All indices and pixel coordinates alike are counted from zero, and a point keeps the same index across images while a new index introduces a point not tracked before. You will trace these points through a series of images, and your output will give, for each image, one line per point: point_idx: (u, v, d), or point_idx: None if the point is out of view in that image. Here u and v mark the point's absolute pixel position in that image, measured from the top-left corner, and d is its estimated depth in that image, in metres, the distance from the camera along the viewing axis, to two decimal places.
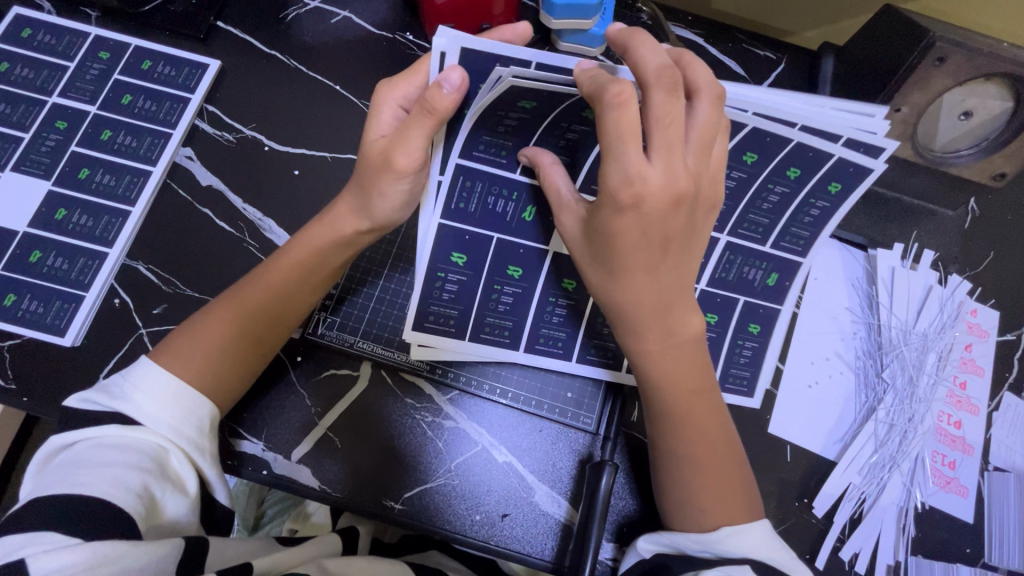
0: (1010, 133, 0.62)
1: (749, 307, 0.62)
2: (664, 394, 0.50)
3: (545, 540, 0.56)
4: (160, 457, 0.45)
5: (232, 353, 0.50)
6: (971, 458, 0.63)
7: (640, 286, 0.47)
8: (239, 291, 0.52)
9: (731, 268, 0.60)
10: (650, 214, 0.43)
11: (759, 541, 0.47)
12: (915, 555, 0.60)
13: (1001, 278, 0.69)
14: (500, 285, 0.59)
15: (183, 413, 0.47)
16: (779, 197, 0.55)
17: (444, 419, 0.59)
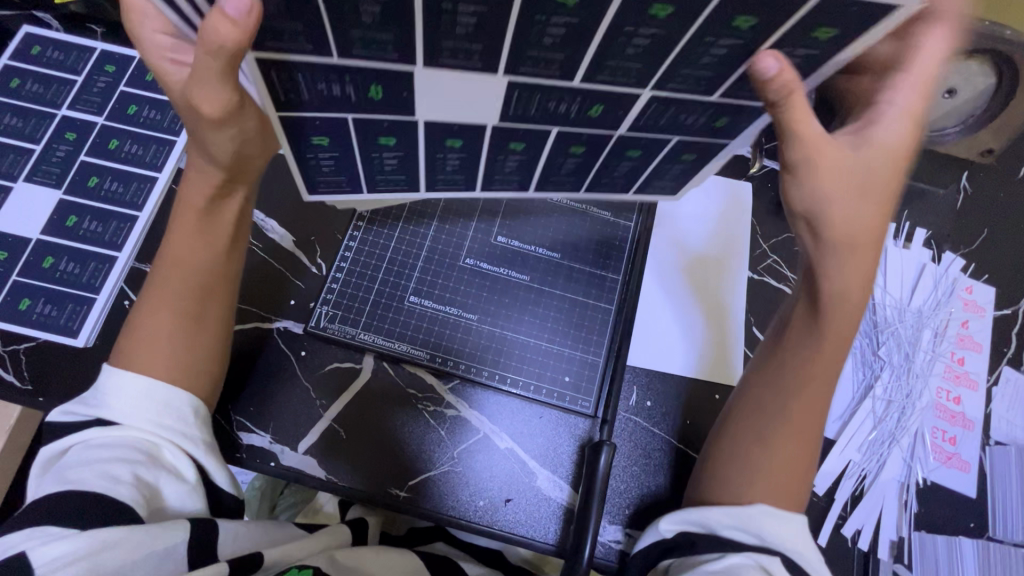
0: (994, 108, 0.61)
1: (681, 143, 0.52)
2: (827, 356, 0.51)
3: (549, 524, 0.57)
4: (151, 451, 0.46)
5: (179, 343, 0.50)
6: (972, 433, 0.63)
7: (847, 223, 0.47)
8: (157, 283, 0.52)
9: (659, 116, 0.48)
10: (848, 185, 0.46)
11: (793, 531, 0.46)
12: (918, 531, 0.59)
13: (993, 256, 0.69)
14: (382, 152, 0.52)
15: (160, 406, 0.47)
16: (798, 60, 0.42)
17: (447, 407, 0.60)
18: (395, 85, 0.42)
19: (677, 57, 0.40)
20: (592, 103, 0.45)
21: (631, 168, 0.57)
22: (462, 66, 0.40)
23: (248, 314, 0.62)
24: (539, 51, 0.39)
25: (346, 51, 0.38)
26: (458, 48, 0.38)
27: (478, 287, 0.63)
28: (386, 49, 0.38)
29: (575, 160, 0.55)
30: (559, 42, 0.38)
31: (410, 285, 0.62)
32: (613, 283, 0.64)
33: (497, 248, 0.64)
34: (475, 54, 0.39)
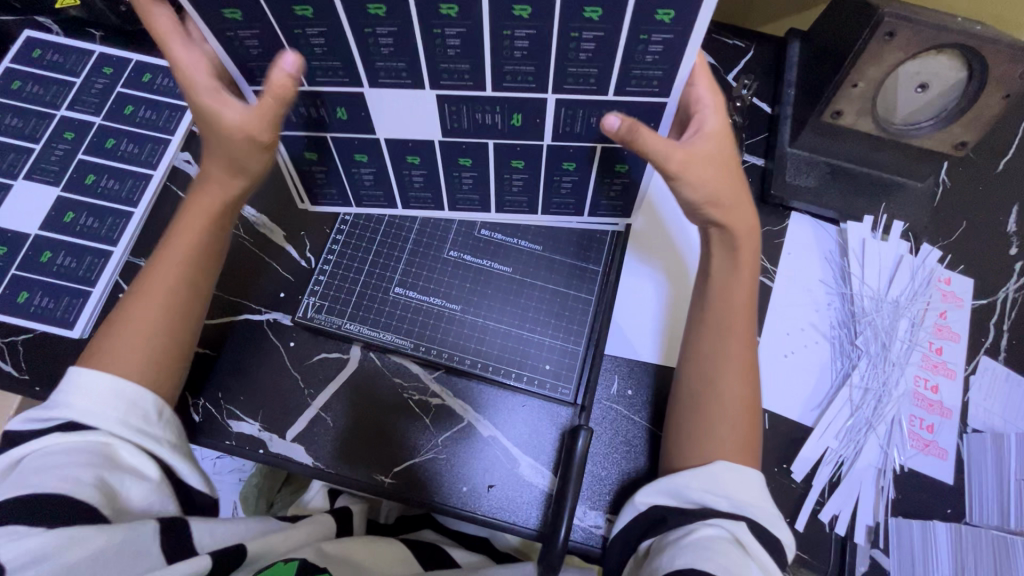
0: (965, 102, 0.62)
1: (607, 152, 0.55)
2: (736, 316, 0.56)
3: (531, 509, 0.58)
4: (111, 452, 0.46)
5: (145, 352, 0.51)
6: (950, 422, 0.64)
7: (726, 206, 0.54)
8: (144, 285, 0.53)
9: (573, 122, 0.51)
10: (711, 167, 0.51)
11: (751, 489, 0.50)
12: (894, 517, 0.60)
13: (971, 247, 0.71)
14: (354, 168, 0.59)
15: (126, 405, 0.48)
16: (661, 49, 0.44)
17: (432, 396, 0.62)
18: (353, 106, 0.51)
19: (556, 54, 0.44)
20: (511, 112, 0.51)
21: (573, 183, 0.60)
22: (397, 83, 0.48)
23: (241, 307, 0.64)
24: (448, 63, 0.46)
25: (312, 77, 0.48)
26: (390, 67, 0.47)
27: (462, 279, 0.64)
28: (336, 73, 0.47)
29: (520, 177, 0.59)
30: (526, 54, 0.44)
31: (395, 277, 0.64)
32: (594, 274, 0.65)
33: (481, 240, 0.66)
34: (402, 72, 0.47)
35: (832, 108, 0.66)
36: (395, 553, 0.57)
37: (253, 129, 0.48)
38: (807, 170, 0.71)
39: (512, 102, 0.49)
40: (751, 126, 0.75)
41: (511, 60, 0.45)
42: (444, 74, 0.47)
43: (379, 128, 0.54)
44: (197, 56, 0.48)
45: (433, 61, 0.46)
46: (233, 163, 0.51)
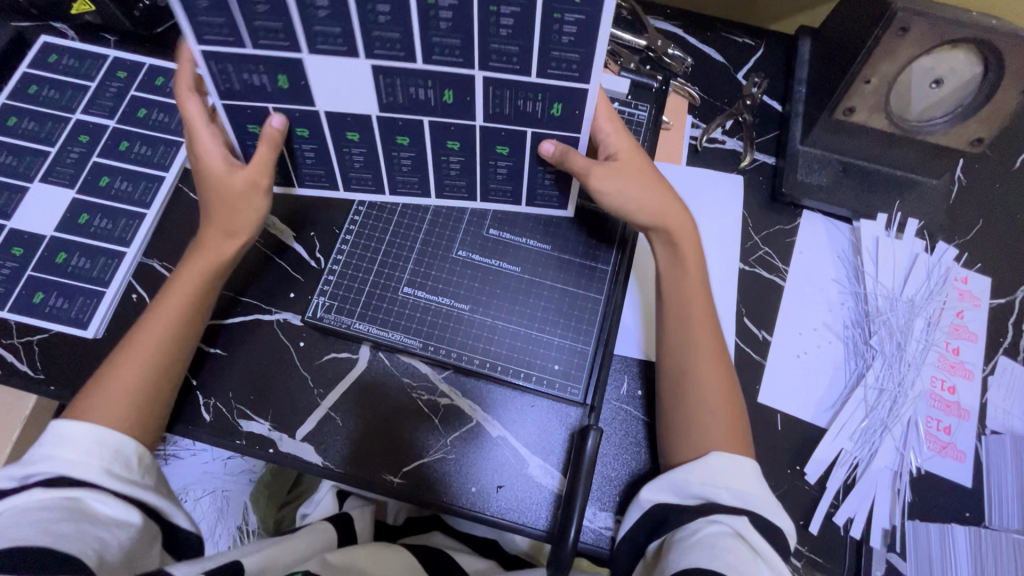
0: (982, 98, 0.61)
1: (537, 138, 0.55)
2: (687, 315, 0.57)
3: (540, 511, 0.58)
4: (90, 502, 0.45)
5: (134, 400, 0.52)
6: (968, 423, 0.62)
7: (651, 202, 0.57)
8: (136, 334, 0.54)
9: (502, 102, 0.52)
10: (626, 174, 0.56)
11: (747, 479, 0.49)
12: (911, 520, 0.59)
13: (988, 245, 0.69)
14: (295, 145, 0.58)
15: (110, 453, 0.48)
16: (575, 30, 0.45)
17: (441, 396, 0.61)
18: (296, 75, 0.50)
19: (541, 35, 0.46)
20: (441, 86, 0.51)
21: (509, 168, 0.59)
22: (389, 56, 0.48)
23: (253, 307, 0.64)
24: (440, 37, 0.46)
25: (255, 40, 0.47)
26: (383, 36, 0.46)
27: (470, 278, 0.64)
28: (277, 36, 0.46)
29: (456, 160, 0.59)
30: (512, 33, 0.46)
31: (404, 277, 0.64)
32: (603, 273, 0.65)
33: (489, 240, 0.66)
34: (338, 38, 0.47)
35: (844, 104, 0.65)
36: (404, 557, 0.59)
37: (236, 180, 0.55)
38: (819, 168, 0.70)
39: (443, 75, 0.50)
40: (761, 125, 0.75)
41: (439, 30, 0.46)
42: (436, 48, 0.47)
43: (319, 101, 0.53)
44: (216, 135, 0.55)
45: (425, 33, 0.46)
46: (230, 220, 0.56)
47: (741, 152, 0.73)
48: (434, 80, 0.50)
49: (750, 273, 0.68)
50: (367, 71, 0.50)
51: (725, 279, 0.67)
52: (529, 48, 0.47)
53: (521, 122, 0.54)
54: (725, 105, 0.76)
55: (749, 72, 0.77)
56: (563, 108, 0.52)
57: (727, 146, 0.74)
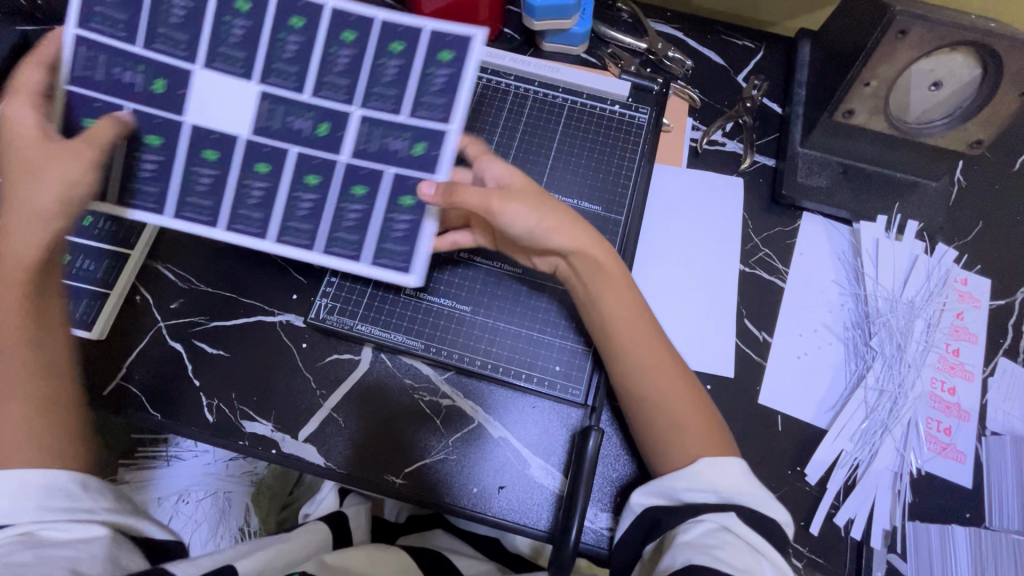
0: (981, 100, 0.61)
1: (398, 178, 0.56)
2: (618, 335, 0.55)
3: (541, 511, 0.58)
4: (38, 534, 0.43)
5: (27, 427, 0.46)
6: (968, 424, 0.63)
7: (557, 223, 0.55)
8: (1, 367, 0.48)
9: (371, 139, 0.55)
10: (526, 196, 0.55)
11: (736, 477, 0.49)
12: (911, 520, 0.59)
13: (988, 247, 0.70)
14: (139, 151, 0.56)
15: (44, 489, 0.45)
16: (398, 69, 0.55)
17: (442, 397, 0.62)
18: (177, 83, 0.54)
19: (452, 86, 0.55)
20: (320, 118, 0.55)
21: (360, 215, 0.56)
22: (328, 98, 0.55)
23: (256, 308, 0.65)
24: (378, 87, 0.55)
25: (209, 62, 0.54)
26: (325, 83, 0.55)
27: (471, 280, 0.64)
28: (178, 45, 0.54)
29: (406, 220, 0.56)
30: (439, 89, 0.55)
31: None
32: None
33: None
34: (291, 76, 0.54)
35: (844, 107, 0.65)
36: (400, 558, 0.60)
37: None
38: (818, 170, 0.70)
39: (327, 109, 0.55)
40: (760, 127, 0.75)
41: (335, 70, 0.54)
42: (370, 95, 0.55)
43: (188, 112, 0.55)
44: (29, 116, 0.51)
45: (369, 82, 0.55)
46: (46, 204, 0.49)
47: (741, 154, 0.73)
48: (314, 113, 0.55)
49: (750, 274, 0.68)
50: (253, 97, 0.54)
51: (726, 280, 0.67)
52: (406, 91, 0.55)
53: (378, 160, 0.55)
54: (725, 107, 0.76)
55: (749, 74, 0.77)
56: (425, 147, 0.55)
57: (727, 148, 0.74)
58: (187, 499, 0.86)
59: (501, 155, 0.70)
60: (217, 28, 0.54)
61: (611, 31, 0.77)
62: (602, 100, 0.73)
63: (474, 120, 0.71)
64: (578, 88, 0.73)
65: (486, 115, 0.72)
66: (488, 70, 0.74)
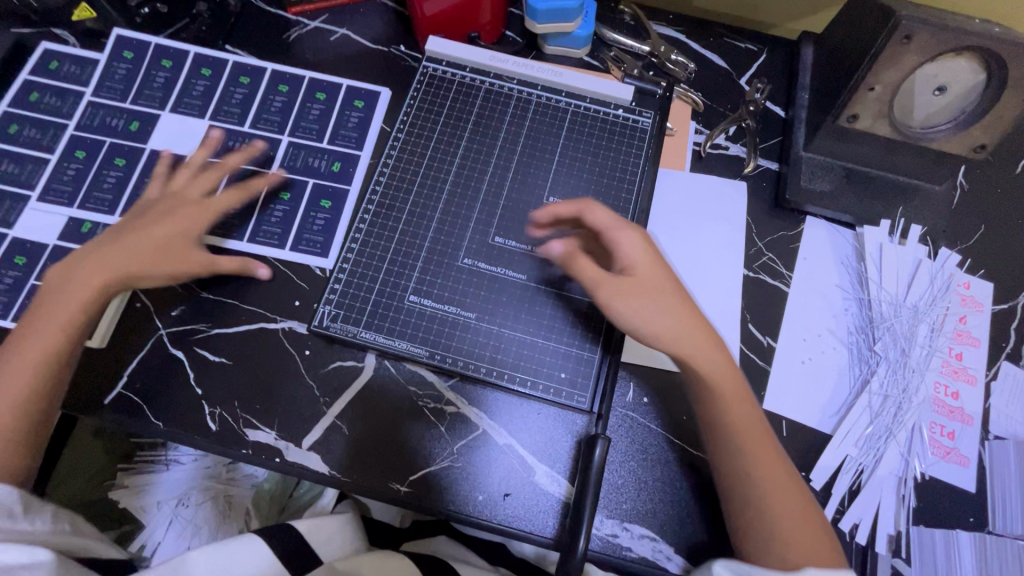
0: (985, 104, 0.61)
1: (318, 187, 0.68)
2: (730, 427, 0.55)
3: (547, 518, 0.58)
4: None
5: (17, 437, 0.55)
6: (972, 428, 0.63)
7: (667, 322, 0.56)
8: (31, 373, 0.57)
9: (297, 158, 0.69)
10: (643, 284, 0.57)
11: None
12: (916, 525, 0.59)
13: (990, 250, 0.70)
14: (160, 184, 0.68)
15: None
16: (319, 109, 0.71)
17: (447, 404, 0.61)
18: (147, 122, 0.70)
19: (332, 122, 0.71)
20: (254, 142, 0.69)
21: (284, 214, 0.67)
22: (304, 137, 0.70)
23: (257, 316, 0.64)
24: (306, 122, 0.70)
25: (174, 106, 0.71)
26: (305, 126, 0.70)
27: (475, 285, 0.64)
28: (194, 107, 0.71)
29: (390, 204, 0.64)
30: (356, 124, 0.71)
31: (409, 284, 0.64)
32: None
33: (495, 247, 0.66)
34: (275, 119, 0.70)
35: (848, 111, 0.65)
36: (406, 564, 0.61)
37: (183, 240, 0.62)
38: (822, 174, 0.70)
39: (259, 135, 0.70)
40: (764, 130, 0.75)
41: (270, 111, 0.71)
42: (300, 126, 0.70)
43: (150, 141, 0.69)
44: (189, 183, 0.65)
45: (297, 119, 0.71)
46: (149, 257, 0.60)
47: (744, 158, 0.73)
48: (251, 139, 0.69)
49: (754, 279, 0.68)
50: (203, 130, 0.70)
51: (730, 285, 0.67)
52: (327, 126, 0.70)
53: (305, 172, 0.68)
54: (728, 110, 0.76)
55: (753, 77, 0.77)
56: (342, 166, 0.69)
57: (730, 151, 0.74)
58: (186, 504, 0.85)
59: (505, 159, 0.70)
60: (185, 87, 0.72)
61: (613, 34, 0.77)
62: (605, 104, 0.73)
63: (476, 125, 0.71)
64: (580, 92, 0.73)
65: (489, 119, 0.71)
66: (490, 74, 0.74)
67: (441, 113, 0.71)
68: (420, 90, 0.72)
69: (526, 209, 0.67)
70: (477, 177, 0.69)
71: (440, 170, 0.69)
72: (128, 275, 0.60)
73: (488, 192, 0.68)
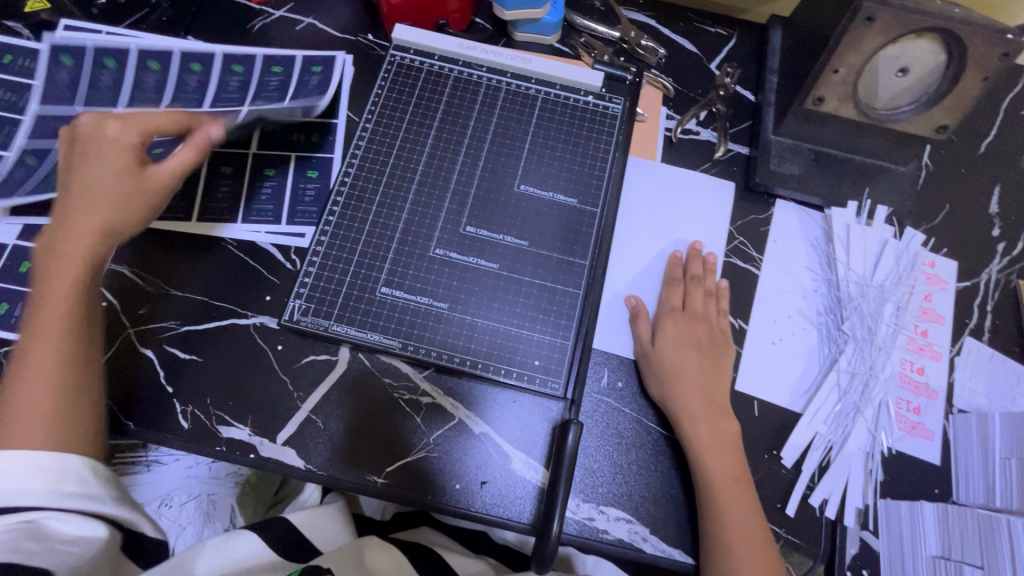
0: (946, 85, 0.62)
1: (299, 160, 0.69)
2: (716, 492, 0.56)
3: (524, 505, 0.58)
4: (35, 524, 0.46)
5: (53, 413, 0.49)
6: (936, 403, 0.64)
7: (690, 396, 0.59)
8: (33, 358, 0.51)
9: (273, 135, 0.70)
10: (678, 356, 0.61)
11: None
12: (883, 498, 0.61)
13: (955, 229, 0.71)
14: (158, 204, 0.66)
15: (55, 475, 0.47)
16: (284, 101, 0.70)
17: (423, 395, 0.62)
18: None
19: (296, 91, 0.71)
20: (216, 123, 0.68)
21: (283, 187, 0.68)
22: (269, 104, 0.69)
23: (227, 312, 0.64)
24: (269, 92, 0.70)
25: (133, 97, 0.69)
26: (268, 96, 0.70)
27: (449, 276, 0.64)
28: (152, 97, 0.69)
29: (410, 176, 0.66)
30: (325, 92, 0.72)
31: (381, 276, 0.64)
32: (580, 268, 0.65)
33: (468, 238, 0.65)
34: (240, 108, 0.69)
35: (814, 94, 0.65)
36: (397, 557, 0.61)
37: (134, 156, 0.58)
38: (791, 157, 0.71)
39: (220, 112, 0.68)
40: (734, 114, 0.75)
41: (228, 91, 0.69)
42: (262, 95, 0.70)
43: None
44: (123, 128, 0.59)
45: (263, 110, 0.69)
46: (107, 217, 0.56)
47: (714, 143, 0.74)
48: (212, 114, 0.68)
49: (727, 264, 0.69)
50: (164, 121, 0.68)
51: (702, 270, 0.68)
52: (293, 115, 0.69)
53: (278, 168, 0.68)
54: (699, 95, 0.76)
55: (722, 62, 0.78)
56: (321, 137, 0.71)
57: (701, 136, 0.74)
58: (169, 503, 0.84)
59: (476, 149, 0.69)
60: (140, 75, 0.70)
61: (584, 20, 0.77)
62: (575, 90, 0.72)
63: (446, 114, 0.70)
64: (550, 79, 0.72)
65: (459, 108, 0.71)
66: (459, 62, 0.73)
67: (409, 103, 0.71)
68: (388, 79, 0.71)
69: (499, 198, 0.67)
70: (448, 167, 0.68)
71: (410, 160, 0.68)
72: (106, 217, 0.56)
73: (459, 181, 0.68)
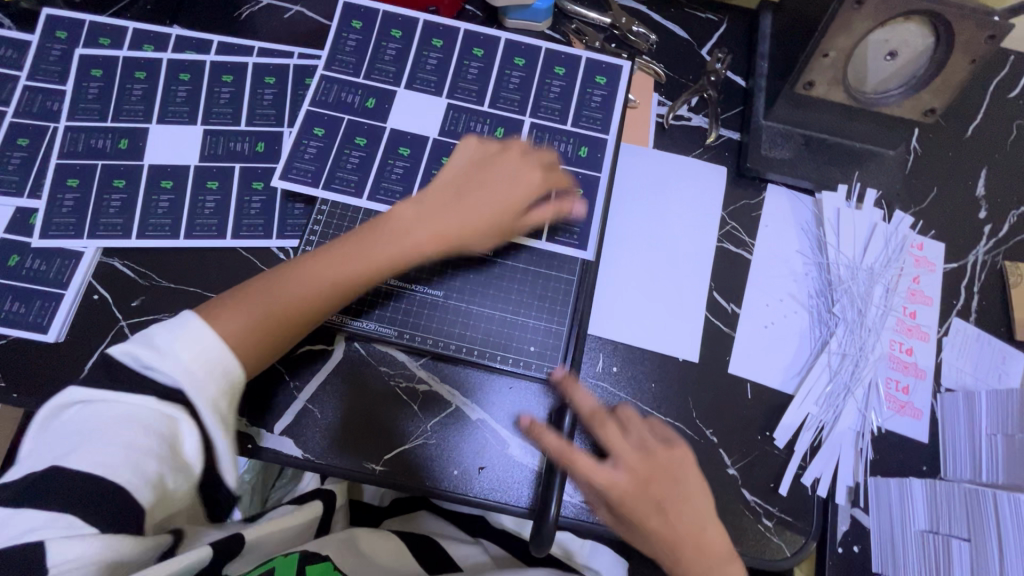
0: (934, 69, 0.62)
1: (353, 124, 0.66)
2: None
3: (522, 489, 0.59)
4: (173, 437, 0.45)
5: (267, 338, 0.52)
6: (924, 382, 0.66)
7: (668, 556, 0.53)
8: (273, 289, 0.54)
9: (330, 93, 0.67)
10: (639, 528, 0.53)
11: None
12: (873, 476, 0.63)
13: (943, 212, 0.72)
14: (154, 196, 0.65)
15: (226, 383, 0.48)
16: (273, 95, 0.69)
17: (419, 383, 0.62)
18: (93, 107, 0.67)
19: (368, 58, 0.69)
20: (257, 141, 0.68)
21: (318, 149, 0.65)
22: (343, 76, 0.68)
23: None
24: (342, 56, 0.69)
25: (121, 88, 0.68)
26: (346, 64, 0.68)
27: (442, 265, 0.64)
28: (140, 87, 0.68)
29: (402, 164, 0.65)
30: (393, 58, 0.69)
31: None
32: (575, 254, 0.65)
33: None
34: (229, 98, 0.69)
35: (804, 79, 0.66)
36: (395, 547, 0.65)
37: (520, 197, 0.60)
38: (782, 142, 0.71)
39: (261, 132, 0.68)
40: (725, 100, 0.76)
41: (219, 103, 0.68)
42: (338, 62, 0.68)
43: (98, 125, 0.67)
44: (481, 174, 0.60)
45: (253, 102, 0.69)
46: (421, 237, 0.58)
47: (706, 129, 0.74)
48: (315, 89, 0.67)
49: (719, 249, 0.69)
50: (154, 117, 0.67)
51: (694, 255, 0.68)
52: (284, 109, 0.69)
53: (269, 159, 0.67)
54: (690, 81, 0.76)
55: (713, 47, 0.78)
56: (377, 102, 0.67)
57: (693, 122, 0.74)
58: None
59: None
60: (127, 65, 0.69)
61: (573, 6, 0.77)
62: None
63: None
64: None
65: None
66: None
67: None
68: None
69: None
70: None
71: None
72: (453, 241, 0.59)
73: None
